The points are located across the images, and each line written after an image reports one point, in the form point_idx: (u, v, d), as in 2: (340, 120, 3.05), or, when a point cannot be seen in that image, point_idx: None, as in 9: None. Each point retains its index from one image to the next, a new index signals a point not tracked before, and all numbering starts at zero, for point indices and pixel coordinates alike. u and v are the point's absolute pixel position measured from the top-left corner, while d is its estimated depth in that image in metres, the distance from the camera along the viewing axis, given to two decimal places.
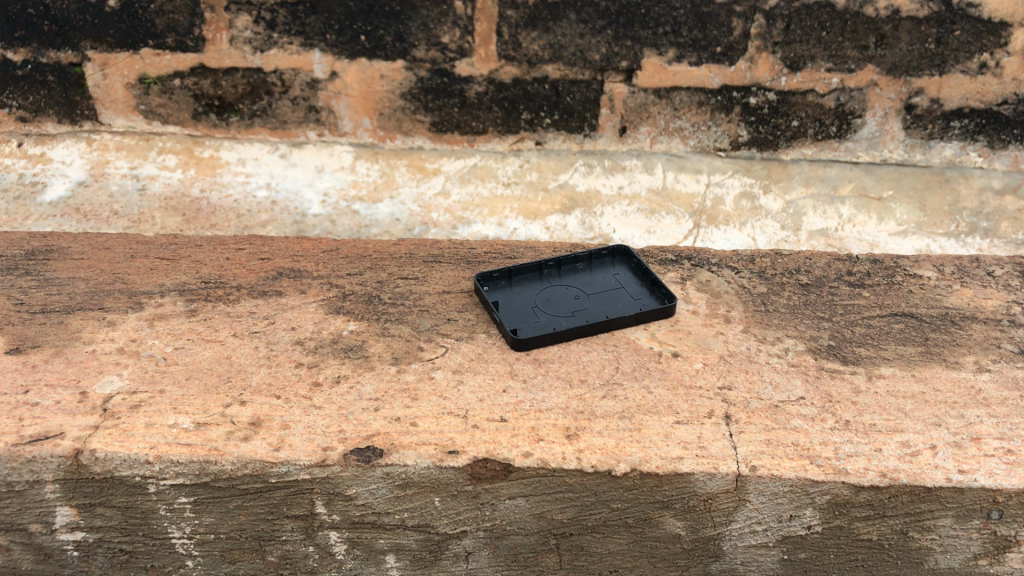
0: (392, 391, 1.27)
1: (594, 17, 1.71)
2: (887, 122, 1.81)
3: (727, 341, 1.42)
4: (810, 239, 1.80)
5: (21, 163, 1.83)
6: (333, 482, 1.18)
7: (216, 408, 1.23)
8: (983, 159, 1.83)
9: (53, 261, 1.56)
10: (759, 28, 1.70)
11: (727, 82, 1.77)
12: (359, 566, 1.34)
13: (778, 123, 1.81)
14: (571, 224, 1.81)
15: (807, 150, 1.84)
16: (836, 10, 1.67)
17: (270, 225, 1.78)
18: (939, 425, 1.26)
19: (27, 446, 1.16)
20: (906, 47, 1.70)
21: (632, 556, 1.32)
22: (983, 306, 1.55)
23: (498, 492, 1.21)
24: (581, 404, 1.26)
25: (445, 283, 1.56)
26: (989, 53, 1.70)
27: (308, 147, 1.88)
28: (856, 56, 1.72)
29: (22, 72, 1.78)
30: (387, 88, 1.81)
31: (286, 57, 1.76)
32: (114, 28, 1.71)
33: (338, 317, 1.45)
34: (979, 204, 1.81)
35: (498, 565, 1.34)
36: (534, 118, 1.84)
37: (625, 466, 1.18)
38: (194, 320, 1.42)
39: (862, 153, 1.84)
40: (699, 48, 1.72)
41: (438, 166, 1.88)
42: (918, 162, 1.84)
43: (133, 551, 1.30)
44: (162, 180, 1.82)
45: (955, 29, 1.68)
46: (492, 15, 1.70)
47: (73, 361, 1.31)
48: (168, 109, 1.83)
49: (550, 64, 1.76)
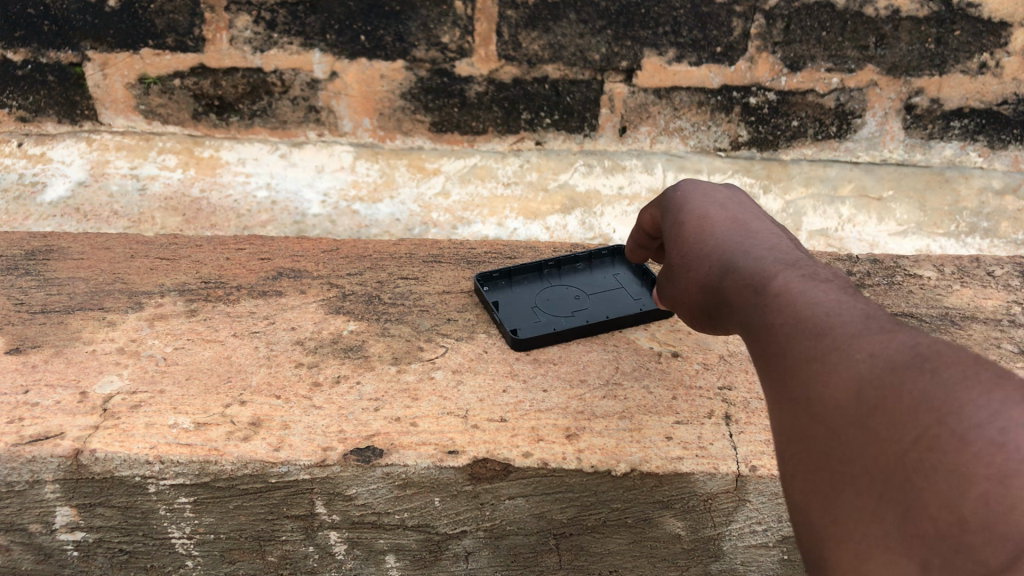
0: (393, 391, 1.27)
1: (594, 17, 1.71)
2: (887, 122, 1.83)
3: (727, 341, 1.42)
4: (810, 239, 1.78)
5: (21, 163, 1.82)
6: (333, 482, 1.18)
7: (216, 408, 1.23)
8: (983, 159, 1.85)
9: (53, 261, 1.56)
10: (759, 28, 1.70)
11: (727, 82, 1.78)
12: (359, 566, 1.34)
13: (778, 123, 1.83)
14: (571, 224, 1.80)
15: (807, 149, 1.87)
16: (836, 10, 1.68)
17: (270, 225, 1.77)
18: None
19: (27, 446, 1.16)
20: (905, 47, 1.71)
21: (632, 556, 1.32)
22: (983, 306, 1.55)
23: (498, 492, 1.21)
24: (582, 404, 1.26)
25: (445, 283, 1.56)
26: (989, 53, 1.71)
27: (308, 146, 1.88)
28: (856, 56, 1.74)
29: (22, 72, 1.79)
30: (387, 87, 1.82)
31: (286, 56, 1.77)
32: (114, 28, 1.72)
33: (338, 317, 1.45)
34: (979, 204, 1.81)
35: (498, 565, 1.34)
36: (534, 118, 1.85)
37: (625, 466, 1.17)
38: (194, 321, 1.42)
39: (862, 153, 1.87)
40: (699, 48, 1.73)
41: (438, 166, 1.88)
42: (918, 162, 1.86)
43: (133, 550, 1.30)
44: (162, 179, 1.82)
45: (954, 30, 1.69)
46: (492, 16, 1.70)
47: (73, 361, 1.31)
48: (168, 109, 1.84)
49: (550, 64, 1.77)
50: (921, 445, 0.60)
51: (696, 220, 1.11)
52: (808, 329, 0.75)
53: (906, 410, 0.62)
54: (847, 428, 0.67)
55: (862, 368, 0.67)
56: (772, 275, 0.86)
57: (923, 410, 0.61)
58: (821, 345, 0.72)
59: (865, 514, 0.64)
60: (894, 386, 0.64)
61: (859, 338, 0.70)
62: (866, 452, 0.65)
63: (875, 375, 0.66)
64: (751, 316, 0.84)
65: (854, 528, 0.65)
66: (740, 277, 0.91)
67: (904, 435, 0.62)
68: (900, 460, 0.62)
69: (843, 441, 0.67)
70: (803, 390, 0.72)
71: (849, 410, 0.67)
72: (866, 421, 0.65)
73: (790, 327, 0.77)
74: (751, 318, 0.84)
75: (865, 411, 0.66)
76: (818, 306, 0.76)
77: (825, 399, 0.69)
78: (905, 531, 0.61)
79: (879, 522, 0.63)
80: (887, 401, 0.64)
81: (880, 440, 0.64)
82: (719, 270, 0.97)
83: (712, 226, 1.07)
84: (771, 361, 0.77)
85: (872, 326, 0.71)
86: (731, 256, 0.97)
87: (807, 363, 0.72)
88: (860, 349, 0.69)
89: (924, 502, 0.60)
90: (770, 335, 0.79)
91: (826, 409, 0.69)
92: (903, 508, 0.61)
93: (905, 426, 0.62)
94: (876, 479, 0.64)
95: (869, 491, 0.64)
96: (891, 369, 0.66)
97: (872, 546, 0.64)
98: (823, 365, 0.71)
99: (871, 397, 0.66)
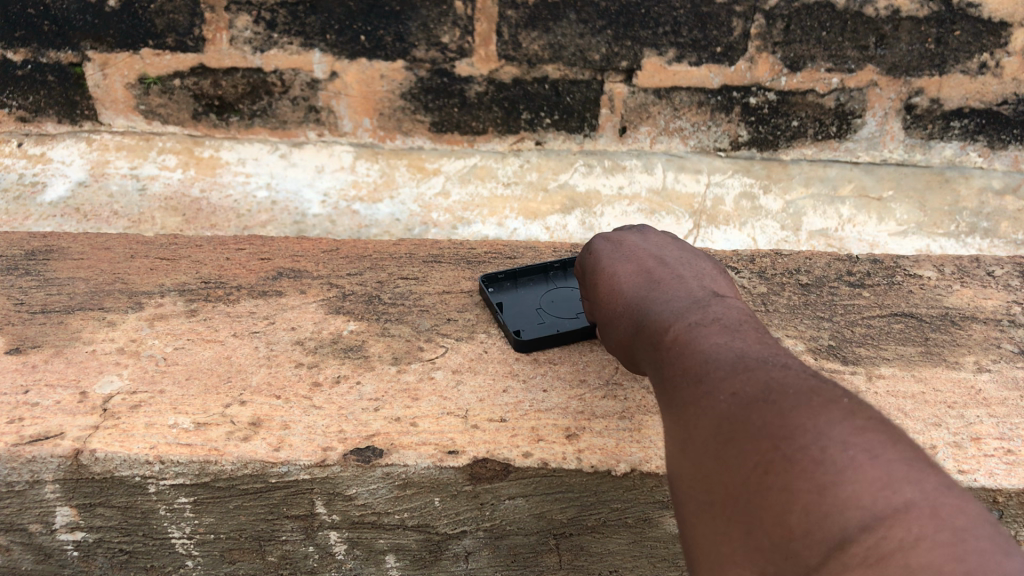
0: (393, 391, 1.27)
1: (594, 17, 1.71)
2: (887, 122, 1.82)
3: None
4: (811, 239, 1.79)
5: (21, 163, 1.83)
6: (333, 482, 1.18)
7: (216, 408, 1.23)
8: (983, 159, 1.84)
9: (53, 261, 1.56)
10: (759, 28, 1.71)
11: (727, 82, 1.78)
12: (359, 566, 1.34)
13: (778, 123, 1.83)
14: (571, 224, 1.81)
15: (806, 150, 1.86)
16: (836, 10, 1.68)
17: (270, 225, 1.78)
18: (938, 425, 1.26)
19: (27, 446, 1.16)
20: (905, 47, 1.72)
21: (632, 556, 1.32)
22: (983, 306, 1.55)
23: (498, 492, 1.21)
24: (582, 404, 1.26)
25: (445, 283, 1.56)
26: (990, 53, 1.71)
27: (308, 146, 1.88)
28: (856, 56, 1.74)
29: (22, 73, 1.79)
30: (387, 88, 1.82)
31: (286, 56, 1.77)
32: (114, 28, 1.72)
33: (338, 317, 1.45)
34: (979, 204, 1.81)
35: (498, 565, 1.34)
36: (534, 118, 1.85)
37: (625, 466, 1.17)
38: (194, 321, 1.42)
39: (862, 153, 1.86)
40: (699, 48, 1.73)
41: (438, 166, 1.88)
42: (918, 162, 1.85)
43: (133, 550, 1.30)
44: (162, 180, 1.82)
45: (955, 30, 1.69)
46: (492, 16, 1.70)
47: (73, 361, 1.31)
48: (168, 109, 1.84)
49: (550, 64, 1.77)
50: (763, 468, 0.69)
51: (615, 260, 1.21)
52: (689, 372, 0.85)
53: (750, 436, 0.72)
54: (706, 458, 0.76)
55: (720, 405, 0.77)
56: (676, 321, 0.97)
57: (767, 440, 0.71)
58: (697, 386, 0.82)
59: (721, 532, 0.72)
60: (746, 418, 0.74)
61: (724, 378, 0.80)
62: (717, 476, 0.74)
63: (731, 410, 0.76)
64: (659, 360, 0.94)
65: (713, 547, 0.73)
66: (650, 323, 1.02)
67: (751, 460, 0.71)
68: (745, 482, 0.71)
69: (704, 469, 0.75)
70: (678, 424, 0.81)
71: (707, 441, 0.76)
72: (720, 449, 0.74)
73: (678, 371, 0.87)
74: (659, 361, 0.94)
75: (720, 442, 0.75)
76: (702, 351, 0.87)
77: (693, 432, 0.79)
78: (750, 543, 0.69)
79: (729, 538, 0.71)
80: (740, 433, 0.73)
81: (729, 468, 0.73)
82: (634, 313, 1.08)
83: (630, 268, 1.18)
84: (666, 398, 0.87)
85: (736, 365, 0.81)
86: (643, 301, 1.08)
87: (684, 400, 0.82)
88: (723, 388, 0.79)
89: (763, 516, 0.68)
90: (666, 377, 0.89)
91: (693, 440, 0.78)
92: (746, 525, 0.69)
93: (753, 453, 0.71)
94: (728, 501, 0.72)
95: (724, 511, 0.72)
96: (743, 405, 0.75)
97: (723, 560, 0.71)
98: (693, 406, 0.80)
99: (726, 429, 0.75)
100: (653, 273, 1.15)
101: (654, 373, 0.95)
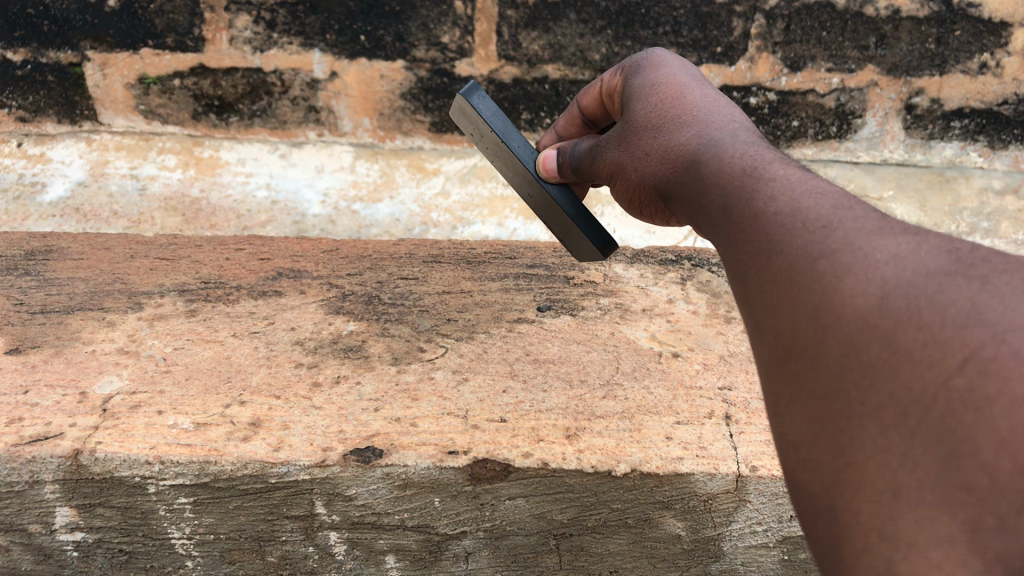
0: (393, 391, 1.27)
1: (594, 18, 1.75)
2: (887, 122, 1.91)
3: (727, 341, 1.44)
4: None
5: (20, 163, 1.82)
6: (333, 482, 1.17)
7: (216, 408, 1.22)
8: (983, 159, 1.94)
9: (53, 261, 1.55)
10: (759, 28, 1.77)
11: (727, 82, 1.83)
12: (359, 567, 1.33)
13: (778, 122, 1.90)
14: None
15: (807, 149, 1.95)
16: (836, 10, 1.76)
17: (269, 225, 1.78)
18: None
19: (27, 446, 1.15)
20: (905, 47, 1.80)
21: (632, 557, 1.30)
22: None
23: (498, 492, 1.20)
24: (582, 404, 1.26)
25: (445, 283, 1.56)
26: (989, 53, 1.80)
27: (308, 146, 1.92)
28: (856, 56, 1.82)
29: (22, 72, 1.79)
30: (387, 88, 1.85)
31: (286, 56, 1.80)
32: (114, 28, 1.73)
33: (337, 317, 1.45)
34: (980, 204, 1.90)
35: (498, 565, 1.33)
36: (534, 118, 1.89)
37: (625, 466, 1.16)
38: (194, 321, 1.42)
39: (863, 153, 1.95)
40: (700, 48, 1.79)
41: (437, 166, 1.92)
42: (919, 162, 1.95)
43: (133, 551, 1.30)
44: (162, 179, 1.82)
45: (954, 30, 1.77)
46: (492, 16, 1.74)
47: (73, 361, 1.31)
48: (168, 109, 1.86)
49: (550, 64, 1.81)
50: (972, 368, 0.52)
51: (659, 105, 1.00)
52: (810, 224, 0.65)
53: (948, 324, 0.54)
54: (870, 343, 0.56)
55: (887, 273, 0.58)
56: (763, 162, 0.77)
57: (974, 326, 0.53)
58: (830, 239, 0.63)
59: (894, 456, 0.54)
60: (931, 293, 0.56)
61: (876, 236, 0.62)
62: (887, 370, 0.55)
63: (906, 280, 0.57)
64: (734, 205, 0.73)
65: (883, 477, 0.54)
66: (715, 165, 0.80)
67: (950, 354, 0.53)
68: (943, 388, 0.52)
69: (865, 358, 0.56)
70: (807, 293, 0.61)
71: (869, 315, 0.57)
72: (891, 329, 0.56)
73: (788, 220, 0.67)
74: (732, 206, 0.73)
75: (891, 319, 0.56)
76: (821, 200, 0.68)
77: (840, 305, 0.59)
78: (947, 480, 0.52)
79: (915, 468, 0.53)
80: (924, 310, 0.55)
81: (917, 365, 0.54)
82: (685, 160, 0.87)
83: (679, 113, 0.97)
84: (766, 255, 0.66)
85: (891, 226, 0.63)
86: (701, 141, 0.87)
87: (812, 256, 0.63)
88: (884, 250, 0.60)
89: (976, 443, 0.51)
90: (759, 228, 0.69)
91: (843, 316, 0.58)
92: (944, 455, 0.52)
93: (952, 340, 0.53)
94: (908, 411, 0.54)
95: (899, 426, 0.54)
96: (925, 276, 0.57)
97: (900, 497, 0.53)
98: (833, 264, 0.61)
99: (900, 302, 0.56)
100: (704, 116, 0.94)
101: (723, 219, 0.74)
